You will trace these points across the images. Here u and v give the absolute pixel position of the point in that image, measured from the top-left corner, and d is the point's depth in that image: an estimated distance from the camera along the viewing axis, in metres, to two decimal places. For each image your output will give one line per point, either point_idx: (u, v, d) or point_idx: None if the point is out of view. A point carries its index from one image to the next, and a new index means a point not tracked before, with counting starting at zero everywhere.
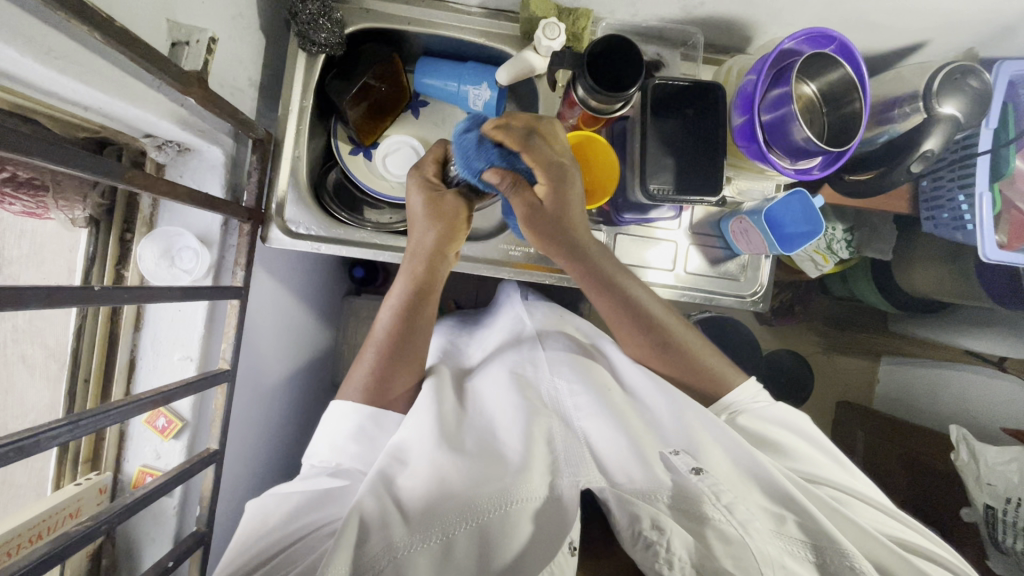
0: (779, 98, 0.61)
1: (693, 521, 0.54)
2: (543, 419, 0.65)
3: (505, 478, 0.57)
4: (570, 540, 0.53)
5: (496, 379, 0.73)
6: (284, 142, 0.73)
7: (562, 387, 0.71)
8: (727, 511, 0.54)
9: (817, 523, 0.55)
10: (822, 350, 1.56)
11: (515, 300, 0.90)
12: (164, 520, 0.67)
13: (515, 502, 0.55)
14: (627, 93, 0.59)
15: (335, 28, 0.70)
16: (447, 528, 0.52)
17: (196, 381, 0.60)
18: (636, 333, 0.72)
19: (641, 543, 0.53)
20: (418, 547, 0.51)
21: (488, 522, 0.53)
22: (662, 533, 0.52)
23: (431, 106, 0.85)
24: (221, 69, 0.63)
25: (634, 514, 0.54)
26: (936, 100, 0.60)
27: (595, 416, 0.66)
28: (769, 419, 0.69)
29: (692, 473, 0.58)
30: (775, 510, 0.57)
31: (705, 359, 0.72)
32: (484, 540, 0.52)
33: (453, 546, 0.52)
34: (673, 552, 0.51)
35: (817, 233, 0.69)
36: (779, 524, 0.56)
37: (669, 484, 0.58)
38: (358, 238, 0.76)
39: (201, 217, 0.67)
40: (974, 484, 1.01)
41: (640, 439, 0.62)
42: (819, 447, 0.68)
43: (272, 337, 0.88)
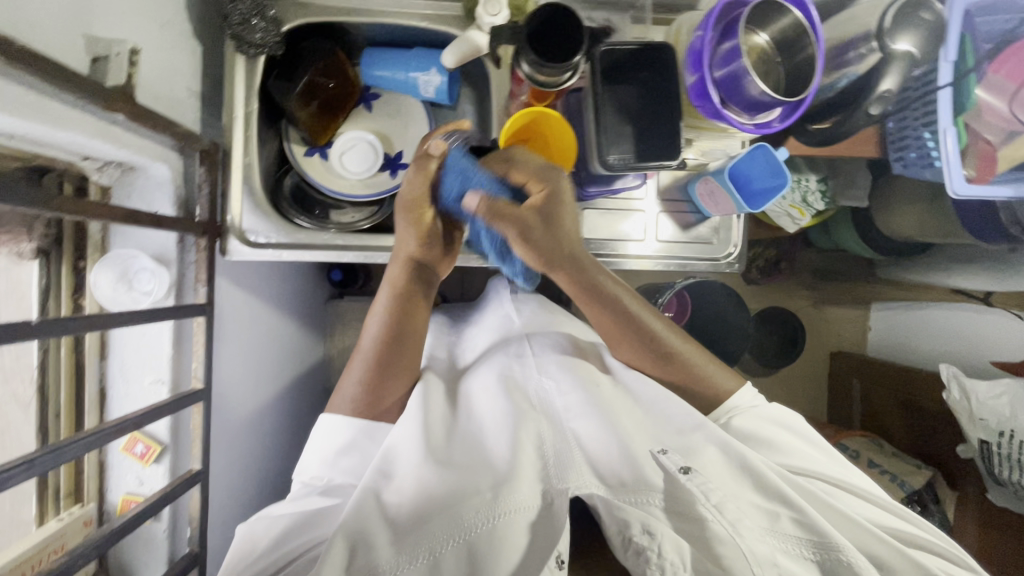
0: (730, 51, 0.59)
1: (685, 521, 0.54)
2: (529, 420, 0.64)
3: (489, 487, 0.56)
4: (558, 553, 0.52)
5: (487, 386, 0.71)
6: (233, 150, 0.70)
7: (550, 385, 0.70)
8: (718, 510, 0.54)
9: (812, 517, 0.55)
10: (812, 303, 1.58)
11: (503, 299, 0.91)
12: (155, 544, 0.67)
13: (502, 512, 0.54)
14: (572, 62, 0.56)
15: (270, 27, 0.67)
16: (434, 546, 0.53)
17: (167, 403, 0.60)
18: (638, 344, 0.70)
19: (632, 549, 0.55)
20: (405, 566, 0.52)
21: (476, 538, 0.53)
22: (653, 537, 0.54)
23: (384, 97, 0.82)
24: (154, 81, 0.61)
25: (624, 521, 0.55)
26: (889, 38, 0.58)
27: (584, 416, 0.64)
28: (766, 417, 0.69)
29: (681, 471, 0.56)
30: (770, 507, 0.57)
31: (692, 359, 0.72)
32: (472, 557, 0.53)
33: (440, 564, 0.52)
34: (664, 557, 0.53)
35: (782, 187, 0.68)
36: (773, 521, 0.56)
37: (662, 486, 0.57)
38: (320, 242, 0.74)
39: (155, 236, 0.65)
40: (967, 421, 1.01)
41: (631, 436, 0.61)
42: (813, 442, 0.68)
43: (250, 351, 0.87)
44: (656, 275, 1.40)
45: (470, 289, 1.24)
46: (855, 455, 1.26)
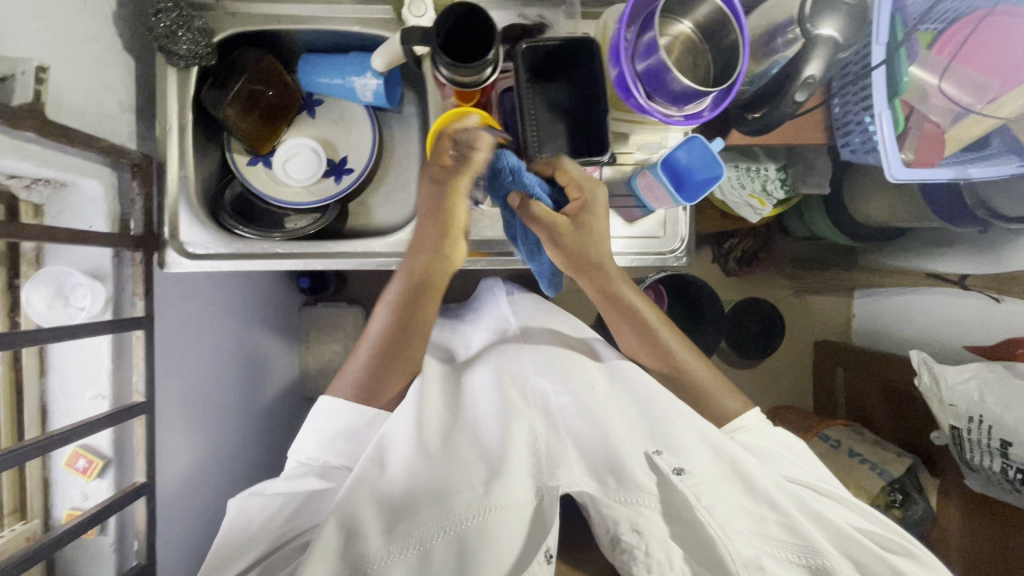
0: (650, 44, 0.58)
1: (679, 524, 0.58)
2: (523, 417, 0.66)
3: (482, 484, 0.59)
4: (546, 547, 0.55)
5: (482, 387, 0.72)
6: (169, 162, 0.70)
7: (546, 387, 0.71)
8: (706, 512, 0.57)
9: (794, 520, 0.58)
10: (794, 293, 1.58)
11: (501, 296, 0.89)
12: (103, 557, 0.67)
13: (494, 507, 0.57)
14: (485, 59, 0.55)
15: (198, 38, 0.67)
16: (426, 537, 0.56)
17: (99, 420, 0.60)
18: (643, 351, 0.74)
19: (619, 547, 0.57)
20: (394, 556, 0.55)
21: (466, 531, 0.56)
22: (640, 536, 0.57)
23: (327, 104, 0.83)
24: (76, 98, 0.61)
25: (612, 519, 0.58)
26: (812, 23, 0.57)
27: (580, 416, 0.67)
28: (769, 437, 0.71)
29: (673, 471, 0.60)
30: (756, 511, 0.60)
31: (697, 374, 0.73)
32: (461, 550, 0.55)
33: (431, 554, 0.55)
34: (650, 555, 0.56)
35: (716, 178, 0.67)
36: (759, 523, 0.59)
37: (653, 487, 0.60)
38: (259, 251, 0.73)
39: (89, 252, 0.65)
40: (938, 407, 0.99)
41: (622, 438, 0.64)
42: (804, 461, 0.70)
43: (212, 363, 0.88)
44: (630, 271, 1.39)
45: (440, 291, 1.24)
46: (835, 446, 1.26)
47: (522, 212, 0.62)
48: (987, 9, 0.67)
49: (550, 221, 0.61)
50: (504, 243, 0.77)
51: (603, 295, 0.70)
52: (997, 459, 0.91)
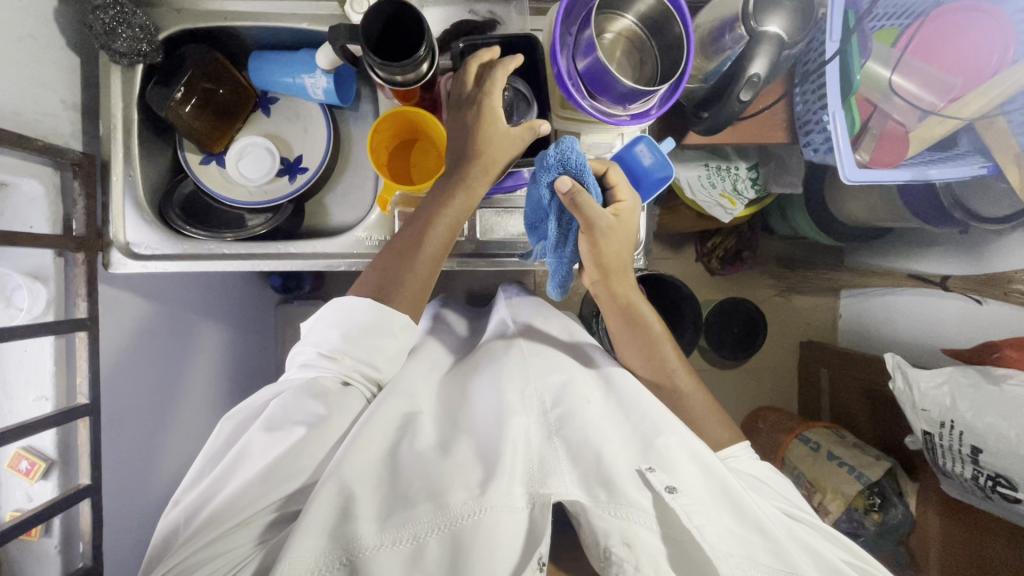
0: (589, 41, 0.55)
1: (677, 545, 0.59)
2: (520, 419, 0.65)
3: (479, 485, 0.58)
4: (540, 555, 0.55)
5: (480, 396, 0.71)
6: (114, 161, 0.70)
7: (549, 394, 0.70)
8: (697, 531, 0.57)
9: (781, 547, 0.58)
10: (778, 293, 1.56)
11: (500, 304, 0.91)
12: (48, 560, 0.67)
13: (488, 508, 0.57)
14: (416, 56, 0.53)
15: (138, 35, 0.66)
16: (419, 532, 0.56)
17: (32, 423, 0.60)
18: (642, 366, 0.77)
19: (608, 560, 0.57)
20: (387, 545, 0.55)
21: (461, 529, 0.56)
22: (630, 549, 0.56)
23: (282, 101, 0.82)
24: (11, 97, 0.60)
25: (604, 531, 0.57)
26: (755, 20, 0.55)
27: (568, 426, 0.66)
28: (757, 467, 0.73)
29: (666, 490, 0.59)
30: (744, 533, 0.59)
31: (687, 396, 0.76)
32: (454, 550, 0.55)
33: (423, 549, 0.55)
34: (639, 569, 0.55)
35: (667, 179, 0.66)
36: (748, 547, 0.58)
37: (645, 504, 0.59)
38: (205, 251, 0.72)
39: (28, 253, 0.64)
40: (911, 411, 0.97)
41: (614, 451, 0.62)
42: (784, 492, 0.72)
43: (179, 362, 0.88)
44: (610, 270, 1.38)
45: None
46: (815, 448, 1.23)
47: (568, 198, 0.60)
48: (928, 18, 0.66)
49: (593, 217, 0.61)
50: (459, 244, 0.76)
51: (611, 303, 0.75)
52: (968, 465, 0.89)
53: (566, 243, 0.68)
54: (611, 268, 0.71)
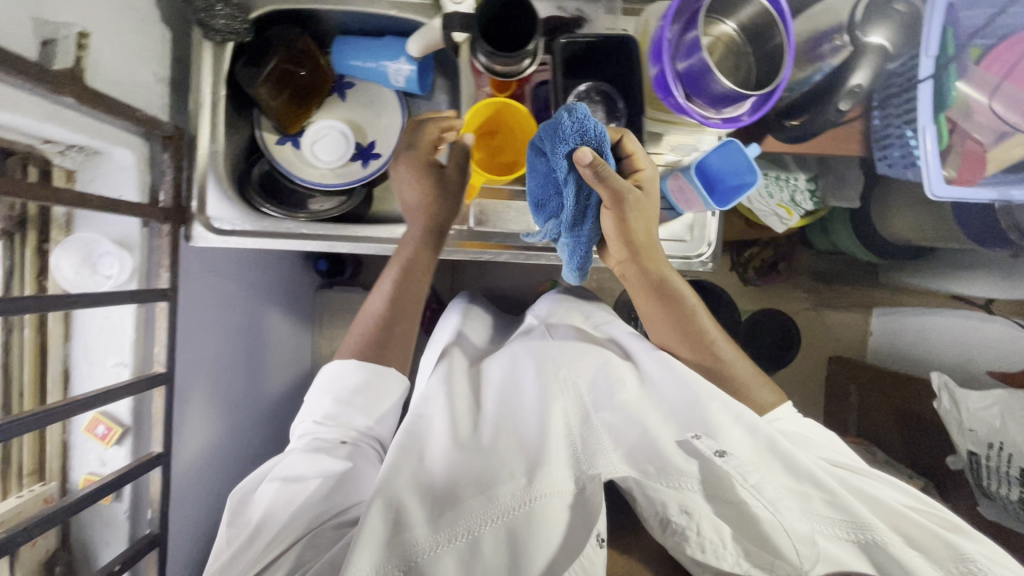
0: (693, 43, 0.57)
1: (726, 505, 0.53)
2: (560, 405, 0.63)
3: (528, 474, 0.56)
4: (598, 531, 0.52)
5: (517, 381, 0.69)
6: (199, 136, 0.70)
7: (580, 380, 0.67)
8: (756, 491, 0.52)
9: (844, 498, 0.54)
10: (810, 306, 1.55)
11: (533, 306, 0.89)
12: (117, 523, 0.68)
13: (541, 496, 0.54)
14: (526, 50, 0.54)
15: (235, 13, 0.67)
16: (472, 526, 0.52)
17: (118, 388, 0.61)
18: (681, 344, 0.71)
19: (669, 530, 0.53)
20: (443, 546, 0.51)
21: (514, 520, 0.53)
22: (690, 517, 0.52)
23: (358, 87, 0.82)
24: (114, 67, 0.61)
25: (660, 503, 0.54)
26: (861, 31, 0.56)
27: (609, 409, 0.63)
28: (805, 425, 0.69)
29: (715, 454, 0.55)
30: (801, 489, 0.55)
31: (733, 365, 0.71)
32: (512, 540, 0.52)
33: (478, 544, 0.52)
34: (703, 535, 0.51)
35: (752, 184, 0.65)
36: (806, 503, 0.55)
37: (696, 470, 0.55)
38: (286, 230, 0.73)
39: (117, 221, 0.66)
40: (956, 431, 0.97)
41: (653, 426, 0.59)
42: (829, 443, 0.68)
43: (222, 340, 0.88)
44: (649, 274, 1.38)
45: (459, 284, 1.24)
46: None
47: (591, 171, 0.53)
48: None
49: (620, 186, 0.56)
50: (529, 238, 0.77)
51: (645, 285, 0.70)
52: (1015, 487, 0.89)
53: (583, 220, 0.61)
54: (640, 246, 0.65)
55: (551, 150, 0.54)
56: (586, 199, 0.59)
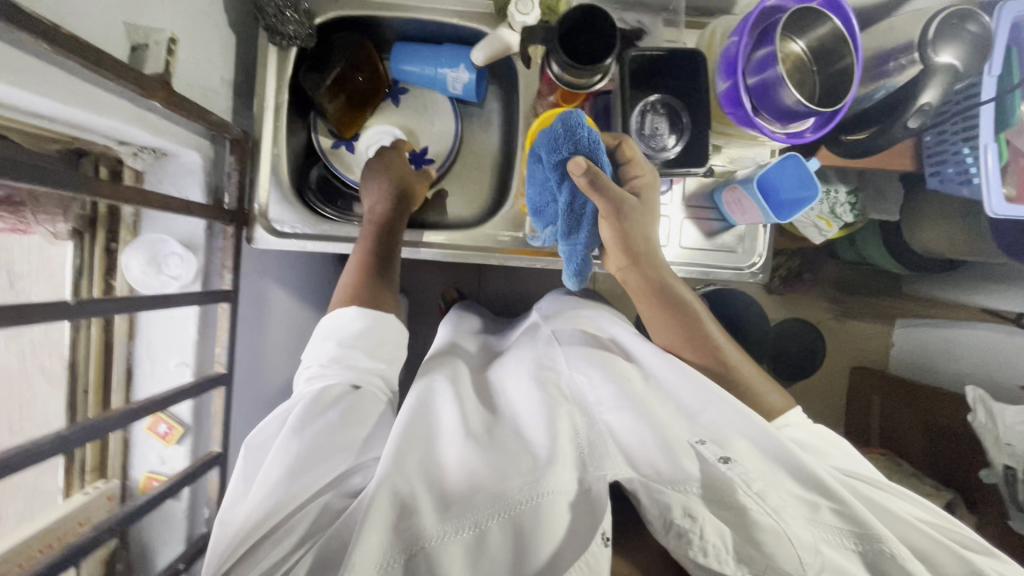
0: (764, 59, 0.57)
1: (726, 510, 0.49)
2: (564, 411, 0.57)
3: (533, 470, 0.51)
4: (603, 529, 0.47)
5: (517, 385, 0.64)
6: (263, 140, 0.71)
7: (583, 380, 0.62)
8: (759, 498, 0.49)
9: (852, 506, 0.50)
10: (833, 316, 1.48)
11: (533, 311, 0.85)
12: (176, 521, 0.69)
13: (546, 494, 0.49)
14: (601, 65, 0.55)
15: (303, 20, 0.68)
16: (480, 517, 0.48)
17: (189, 388, 0.61)
18: (682, 344, 0.67)
19: (672, 533, 0.48)
20: (450, 535, 0.47)
21: (520, 514, 0.48)
22: (695, 520, 0.48)
23: (411, 92, 0.83)
24: (190, 71, 0.62)
25: (664, 505, 0.49)
26: (933, 50, 0.56)
27: (618, 410, 0.57)
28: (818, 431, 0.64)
29: (720, 459, 0.52)
30: (807, 497, 0.52)
31: (738, 367, 0.66)
32: (518, 533, 0.47)
33: (485, 537, 0.47)
34: (707, 539, 0.47)
35: (812, 200, 0.66)
36: (813, 510, 0.51)
37: (699, 475, 0.51)
38: (344, 234, 0.74)
39: (184, 222, 0.67)
40: (992, 445, 0.97)
41: (664, 424, 0.55)
42: (841, 447, 0.63)
43: (280, 338, 0.88)
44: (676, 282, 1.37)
45: (490, 289, 1.24)
46: None
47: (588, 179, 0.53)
48: None
49: (615, 196, 0.56)
50: None
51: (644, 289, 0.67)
52: None
53: (579, 228, 0.61)
54: (641, 254, 0.64)
55: (546, 158, 0.56)
56: (580, 207, 0.59)
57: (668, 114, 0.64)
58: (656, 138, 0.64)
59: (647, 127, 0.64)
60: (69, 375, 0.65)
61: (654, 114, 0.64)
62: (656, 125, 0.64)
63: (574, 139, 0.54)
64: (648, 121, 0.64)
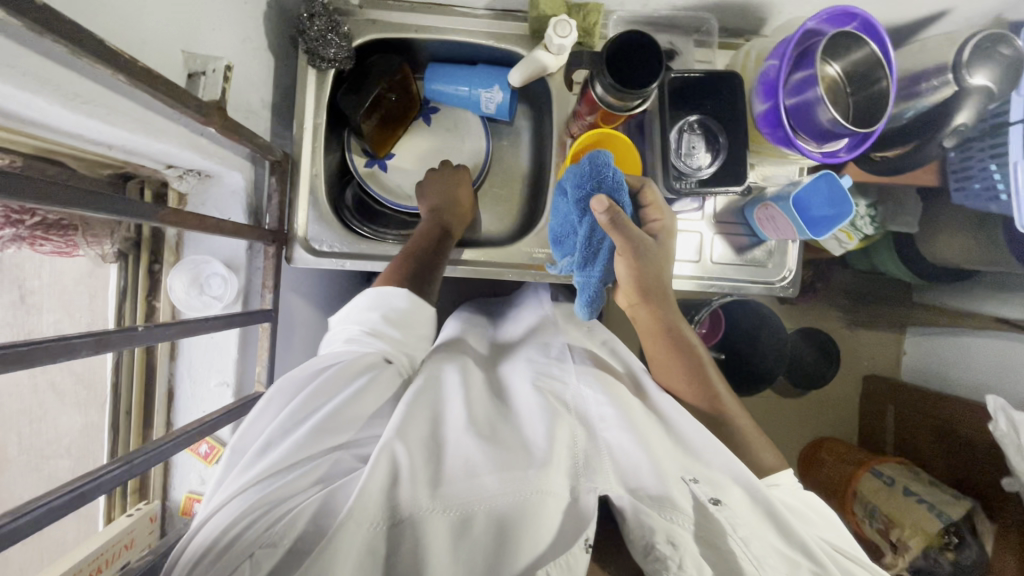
0: (802, 82, 0.59)
1: (710, 549, 0.47)
2: (562, 420, 0.55)
3: (527, 468, 0.48)
4: (586, 535, 0.46)
5: (519, 392, 0.61)
6: (302, 160, 0.72)
7: (587, 392, 0.60)
8: (743, 544, 0.48)
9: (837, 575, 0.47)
10: (845, 325, 1.40)
11: (546, 302, 0.80)
12: None
13: (536, 492, 0.47)
14: (645, 90, 0.57)
15: (343, 43, 0.69)
16: (467, 503, 0.46)
17: (235, 409, 0.60)
18: (681, 376, 0.65)
19: (651, 557, 0.46)
20: (438, 511, 0.45)
21: (509, 508, 0.46)
22: (677, 548, 0.46)
23: (442, 111, 0.84)
24: (235, 95, 0.63)
25: (647, 527, 0.47)
26: (967, 72, 0.59)
27: (618, 426, 0.55)
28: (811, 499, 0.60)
29: (710, 500, 0.50)
30: (791, 553, 0.49)
31: (735, 418, 0.64)
32: (502, 529, 0.46)
33: (471, 521, 0.46)
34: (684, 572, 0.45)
35: (845, 217, 0.66)
36: (794, 569, 0.48)
37: (690, 513, 0.49)
38: (380, 252, 0.74)
39: (227, 243, 0.68)
40: (1014, 455, 0.90)
41: (660, 450, 0.53)
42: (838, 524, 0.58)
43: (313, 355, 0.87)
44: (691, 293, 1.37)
45: None
46: (889, 482, 1.07)
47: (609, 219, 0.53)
48: None
49: (634, 236, 0.55)
50: None
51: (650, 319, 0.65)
52: None
53: (595, 261, 0.60)
54: (653, 290, 0.62)
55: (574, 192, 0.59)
56: (597, 244, 0.59)
57: (703, 133, 0.67)
58: (691, 153, 0.67)
59: (683, 143, 0.66)
60: (112, 395, 0.66)
61: (688, 129, 0.66)
62: (690, 143, 0.67)
63: (603, 178, 0.56)
64: (684, 138, 0.66)
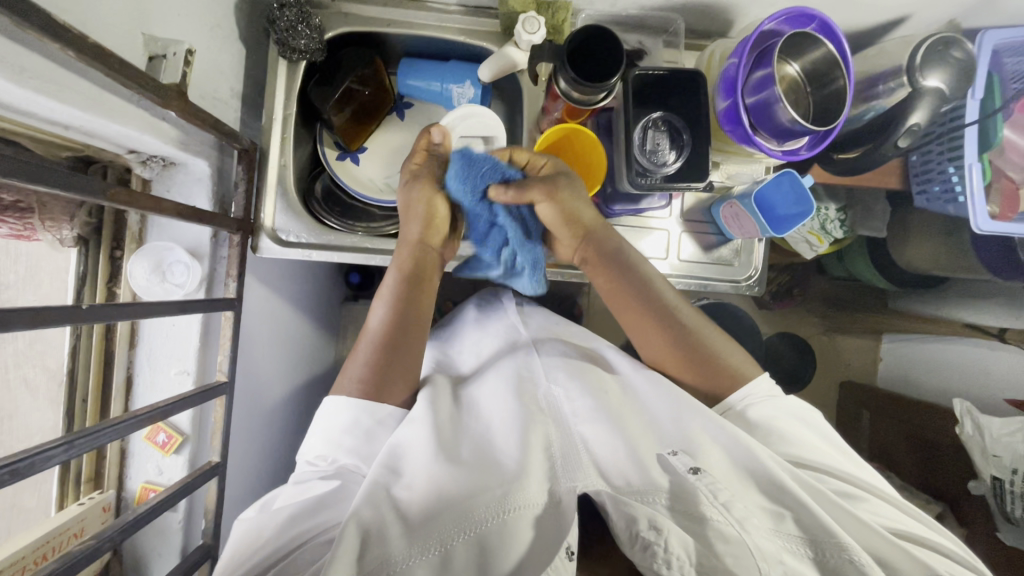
0: (762, 79, 0.60)
1: (690, 520, 0.49)
2: (538, 424, 0.57)
3: (498, 485, 0.50)
4: (568, 543, 0.47)
5: (491, 399, 0.62)
6: (270, 150, 0.72)
7: (558, 391, 0.62)
8: (725, 509, 0.49)
9: (821, 519, 0.49)
10: (822, 331, 1.39)
11: (509, 308, 0.79)
12: (170, 533, 0.67)
13: (514, 508, 0.49)
14: (607, 83, 0.58)
15: (314, 34, 0.69)
16: (445, 537, 0.47)
17: (192, 395, 0.59)
18: (649, 320, 0.66)
19: (638, 544, 0.48)
20: (416, 557, 0.46)
21: (485, 531, 0.47)
22: (660, 533, 0.47)
23: (416, 107, 0.84)
24: (201, 81, 0.63)
25: (630, 516, 0.49)
26: (920, 73, 0.60)
27: (593, 421, 0.58)
28: (783, 410, 0.62)
29: (691, 471, 0.52)
30: (773, 506, 0.51)
31: (723, 352, 0.65)
32: (483, 550, 0.47)
33: (451, 557, 0.46)
34: (671, 551, 0.47)
35: (807, 214, 0.67)
36: (778, 522, 0.51)
37: (667, 486, 0.52)
38: (349, 244, 0.75)
39: (190, 230, 0.67)
40: (979, 457, 0.92)
41: (636, 438, 0.56)
42: (820, 436, 0.61)
43: (280, 346, 0.86)
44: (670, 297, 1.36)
45: None
46: None
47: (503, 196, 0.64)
48: None
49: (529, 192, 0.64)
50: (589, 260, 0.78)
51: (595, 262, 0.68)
52: None
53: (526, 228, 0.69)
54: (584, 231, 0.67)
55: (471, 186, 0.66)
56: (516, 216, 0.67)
57: (667, 130, 0.67)
58: (657, 154, 0.66)
59: (648, 142, 0.66)
60: (69, 382, 0.65)
61: (649, 128, 0.66)
62: (655, 142, 0.66)
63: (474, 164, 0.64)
64: (650, 135, 0.66)
